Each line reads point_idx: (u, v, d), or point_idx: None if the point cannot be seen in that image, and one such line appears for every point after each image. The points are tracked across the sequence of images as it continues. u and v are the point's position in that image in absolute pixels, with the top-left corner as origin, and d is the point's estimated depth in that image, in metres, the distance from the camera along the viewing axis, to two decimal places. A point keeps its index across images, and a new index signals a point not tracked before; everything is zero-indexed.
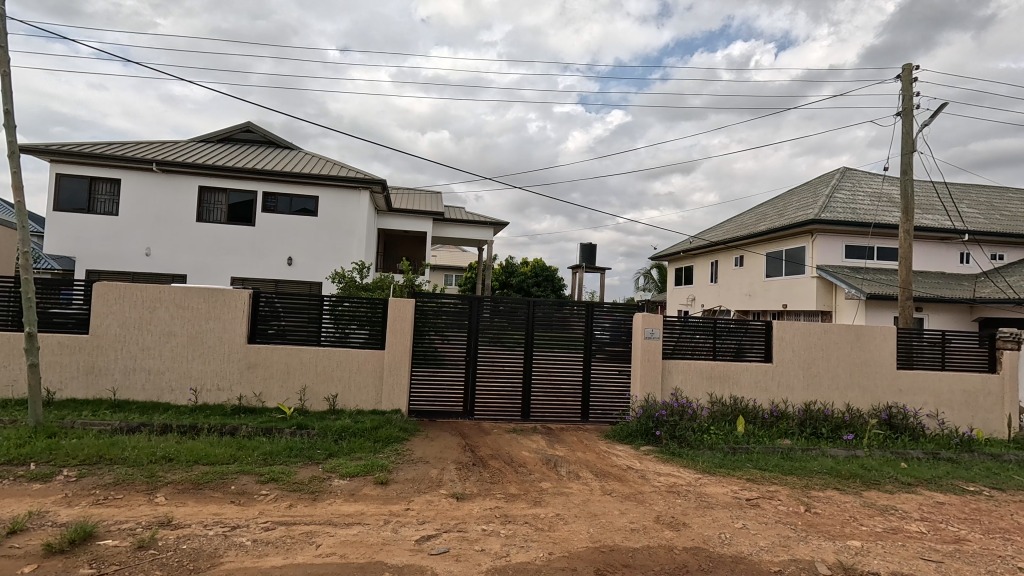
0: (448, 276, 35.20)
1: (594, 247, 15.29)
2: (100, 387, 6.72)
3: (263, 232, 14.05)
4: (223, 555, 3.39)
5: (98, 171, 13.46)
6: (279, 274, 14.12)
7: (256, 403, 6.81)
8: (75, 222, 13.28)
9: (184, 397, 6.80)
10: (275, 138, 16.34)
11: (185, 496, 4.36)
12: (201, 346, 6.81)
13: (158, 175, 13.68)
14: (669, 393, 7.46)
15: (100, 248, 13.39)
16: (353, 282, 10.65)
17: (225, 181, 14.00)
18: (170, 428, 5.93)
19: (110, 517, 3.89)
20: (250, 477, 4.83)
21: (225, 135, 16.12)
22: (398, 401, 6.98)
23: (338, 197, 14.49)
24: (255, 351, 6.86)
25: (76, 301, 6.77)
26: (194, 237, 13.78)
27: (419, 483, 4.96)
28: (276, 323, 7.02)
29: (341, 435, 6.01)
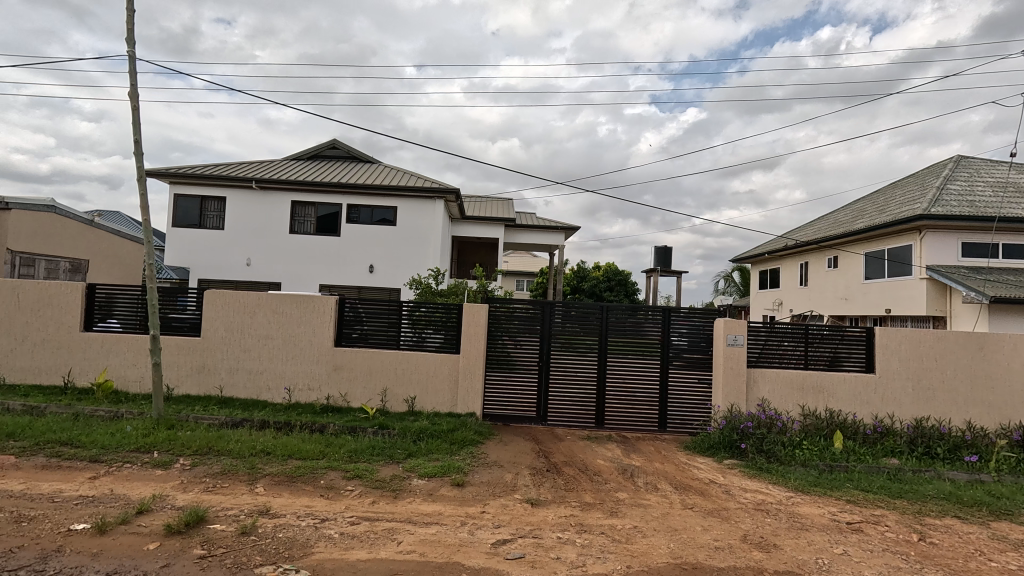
0: (520, 282, 35.68)
1: (669, 250, 14.80)
2: (210, 384, 7.43)
3: (347, 242, 14.95)
4: (314, 546, 3.61)
5: (206, 192, 15.00)
6: (361, 281, 14.94)
7: (341, 403, 7.23)
8: (189, 236, 14.88)
9: (280, 396, 7.35)
10: (358, 153, 17.38)
11: (281, 487, 4.72)
12: (294, 348, 7.34)
13: (257, 192, 14.98)
14: (754, 403, 7.02)
15: (209, 260, 14.88)
16: (429, 288, 11.01)
17: (313, 196, 15.06)
18: (268, 424, 6.44)
19: (218, 503, 4.29)
20: (337, 473, 5.12)
21: (314, 152, 17.38)
22: (473, 404, 7.11)
23: (414, 206, 15.09)
24: (340, 354, 7.29)
25: (189, 307, 7.56)
26: (287, 248, 14.94)
27: (494, 487, 5.01)
28: (359, 327, 7.43)
29: (419, 436, 6.22)
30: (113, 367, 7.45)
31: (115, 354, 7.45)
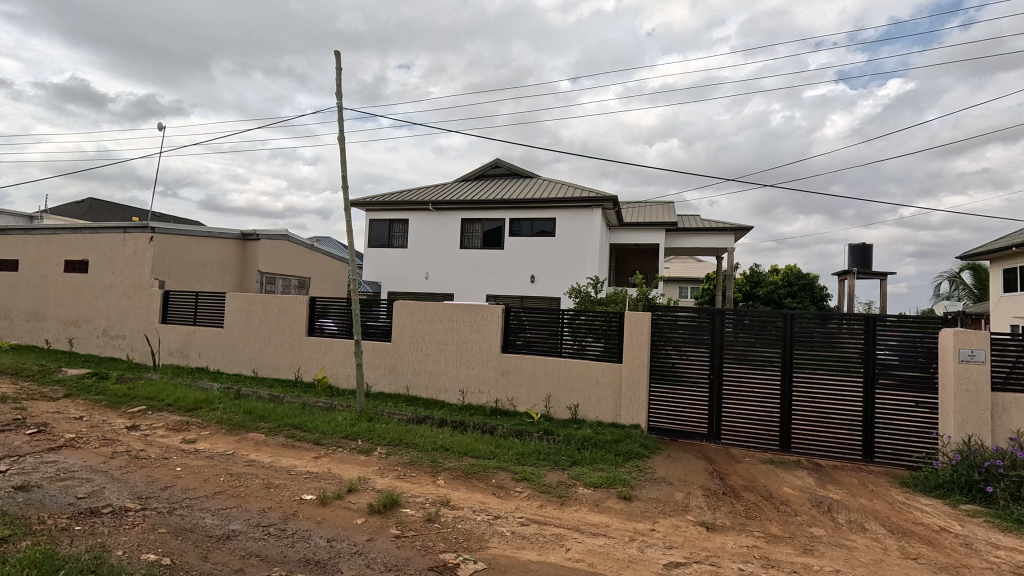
0: (683, 289, 33.72)
1: (870, 248, 12.59)
2: (399, 384, 8.45)
3: (510, 254, 15.80)
4: (489, 540, 3.84)
5: (393, 216, 17.25)
6: (524, 291, 15.63)
7: (509, 406, 7.62)
8: (381, 255, 17.24)
9: (455, 397, 8.03)
10: (519, 169, 18.30)
11: (459, 481, 5.14)
12: (466, 353, 7.97)
13: (433, 213, 16.73)
14: (1004, 437, 5.60)
15: (396, 274, 17.02)
16: (588, 296, 11.02)
17: (480, 213, 16.27)
18: (446, 422, 7.08)
19: (409, 490, 4.84)
20: (506, 473, 5.40)
21: (480, 173, 18.79)
22: (637, 415, 6.90)
23: (572, 216, 15.30)
24: (507, 360, 7.70)
25: (382, 316, 8.74)
26: (458, 262, 16.35)
27: (664, 504, 4.77)
28: (523, 335, 7.76)
29: (583, 445, 6.24)
30: (328, 366, 8.95)
31: (329, 355, 8.94)
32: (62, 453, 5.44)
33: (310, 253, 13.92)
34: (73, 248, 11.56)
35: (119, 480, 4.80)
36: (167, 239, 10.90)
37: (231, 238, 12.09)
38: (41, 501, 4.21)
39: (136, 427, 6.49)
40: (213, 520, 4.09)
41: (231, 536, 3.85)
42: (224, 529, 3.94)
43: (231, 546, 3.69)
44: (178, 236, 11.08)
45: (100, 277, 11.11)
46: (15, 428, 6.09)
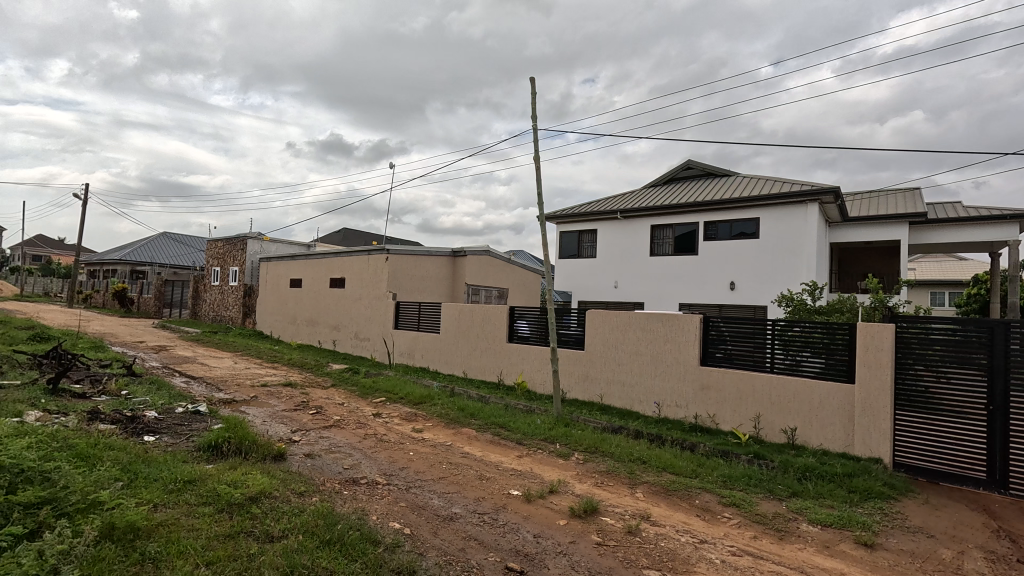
0: (937, 295, 27.10)
1: None
2: (592, 392, 8.54)
3: (706, 260, 14.79)
4: (695, 564, 3.63)
5: (583, 227, 17.67)
6: (723, 299, 14.43)
7: (711, 424, 7.10)
8: (571, 265, 17.79)
9: (651, 409, 7.80)
10: (714, 168, 17.04)
11: (659, 497, 4.97)
12: (661, 365, 7.70)
13: (622, 221, 16.64)
14: None
15: (586, 284, 17.35)
16: (804, 305, 9.63)
17: (671, 218, 15.60)
18: (642, 434, 6.92)
19: (608, 499, 4.88)
20: (712, 496, 5.03)
21: (670, 176, 18.04)
22: (877, 447, 5.76)
23: (781, 215, 13.60)
24: (707, 373, 7.20)
25: (573, 325, 9.05)
26: (648, 270, 15.92)
27: (923, 561, 3.88)
28: (724, 347, 7.19)
29: (805, 475, 5.45)
30: (527, 371, 9.55)
31: (528, 361, 9.54)
32: (332, 431, 6.89)
33: (508, 266, 15.11)
34: (335, 268, 14.62)
35: (370, 457, 5.88)
36: (399, 259, 13.00)
37: (445, 255, 13.84)
38: (321, 466, 5.39)
39: (379, 415, 7.86)
40: (439, 501, 4.71)
41: (454, 517, 4.38)
42: (448, 511, 4.50)
43: (455, 526, 4.19)
44: (406, 256, 13.13)
45: (352, 291, 13.80)
46: (302, 408, 7.94)
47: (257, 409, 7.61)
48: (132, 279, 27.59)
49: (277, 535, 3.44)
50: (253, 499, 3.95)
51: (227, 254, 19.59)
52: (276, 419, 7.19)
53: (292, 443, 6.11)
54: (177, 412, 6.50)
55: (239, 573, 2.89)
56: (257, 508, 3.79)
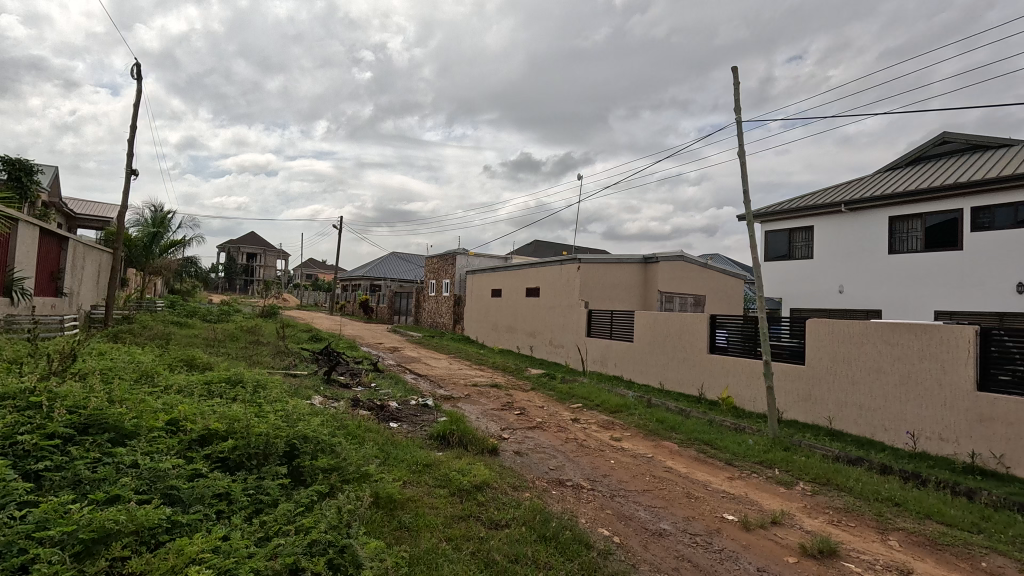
0: None
1: None
2: (817, 414, 7.38)
3: (974, 256, 11.63)
4: None
5: (794, 224, 15.55)
6: (1005, 305, 11.13)
7: (997, 467, 5.51)
8: (781, 268, 15.80)
9: (901, 441, 6.40)
10: (986, 138, 13.30)
11: (923, 551, 4.04)
12: (915, 386, 6.27)
13: (846, 215, 14.14)
14: None
15: (801, 289, 15.20)
16: None
17: (919, 207, 12.68)
18: (891, 470, 5.72)
19: (849, 542, 4.17)
20: (1007, 560, 3.89)
21: (916, 155, 14.67)
22: None
23: None
24: (988, 401, 5.62)
25: (785, 336, 8.04)
26: (887, 270, 13.20)
27: None
28: (1013, 368, 5.55)
29: None
30: (732, 386, 8.73)
31: (734, 374, 8.71)
32: (536, 432, 7.29)
33: (705, 271, 14.12)
34: (531, 278, 15.54)
35: (573, 461, 6.04)
36: (590, 267, 13.20)
37: (636, 262, 13.57)
38: (529, 465, 5.73)
39: (578, 420, 8.05)
40: (647, 514, 4.59)
41: (664, 533, 4.22)
42: (656, 526, 4.36)
43: (666, 543, 4.04)
44: (598, 264, 13.25)
45: (547, 300, 14.48)
46: (508, 408, 8.60)
47: (471, 406, 8.50)
48: (371, 292, 33.53)
49: (500, 522, 3.78)
50: (477, 487, 4.39)
51: (440, 268, 22.43)
52: (487, 417, 7.93)
53: (503, 440, 6.65)
54: (412, 404, 7.64)
55: (474, 552, 3.24)
56: (481, 496, 4.20)
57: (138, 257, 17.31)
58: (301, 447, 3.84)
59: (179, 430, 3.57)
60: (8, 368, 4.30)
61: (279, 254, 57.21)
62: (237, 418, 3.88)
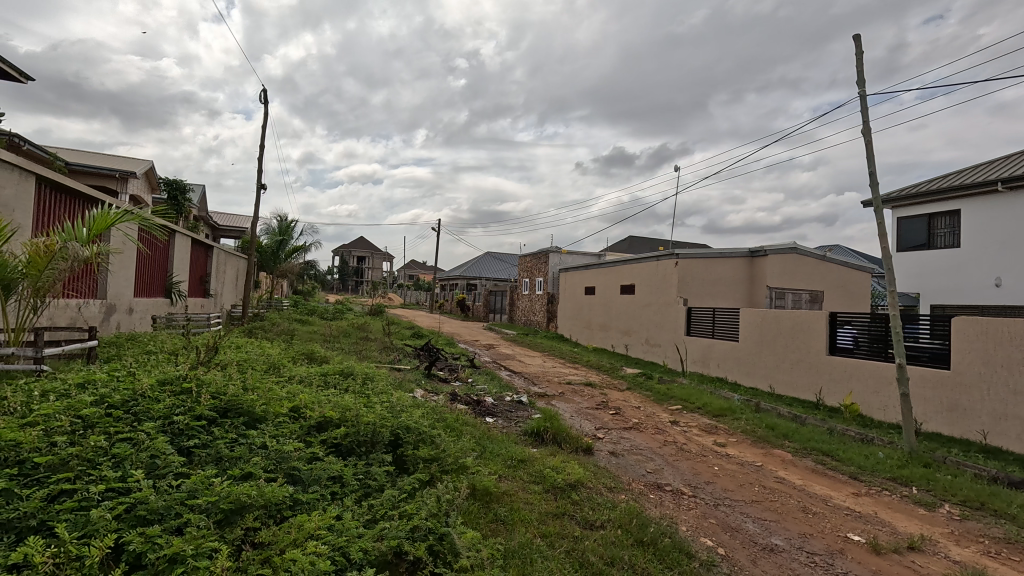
0: None
1: None
2: (967, 427, 6.37)
3: None
4: None
5: (935, 208, 13.55)
6: None
7: None
8: (917, 259, 13.90)
9: None
10: None
11: None
12: None
13: (1004, 195, 11.96)
14: None
15: (944, 283, 13.24)
16: None
17: None
18: None
19: None
20: None
21: None
22: None
23: None
24: None
25: (924, 337, 7.03)
26: None
27: None
28: None
29: None
30: (857, 392, 7.81)
31: (859, 380, 7.79)
32: (632, 433, 7.08)
33: (823, 264, 12.81)
34: (625, 275, 15.13)
35: (672, 465, 5.78)
36: (689, 263, 12.56)
37: (741, 256, 12.66)
38: (625, 466, 5.59)
39: (677, 423, 7.68)
40: (756, 527, 4.26)
41: (775, 550, 3.88)
42: (767, 540, 4.02)
43: (777, 560, 3.72)
44: (698, 259, 12.57)
45: (642, 297, 14.01)
46: (603, 407, 8.44)
47: (565, 404, 8.48)
48: (468, 291, 34.73)
49: (595, 523, 3.72)
50: (572, 486, 4.36)
51: (534, 267, 22.62)
52: (581, 415, 7.86)
53: (598, 440, 6.54)
54: (506, 400, 7.80)
55: (568, 551, 3.22)
56: (576, 495, 4.17)
57: (267, 262, 19.48)
58: (404, 437, 4.07)
59: (300, 416, 3.95)
60: (168, 358, 5.03)
61: (385, 257, 61.28)
62: (348, 407, 4.22)
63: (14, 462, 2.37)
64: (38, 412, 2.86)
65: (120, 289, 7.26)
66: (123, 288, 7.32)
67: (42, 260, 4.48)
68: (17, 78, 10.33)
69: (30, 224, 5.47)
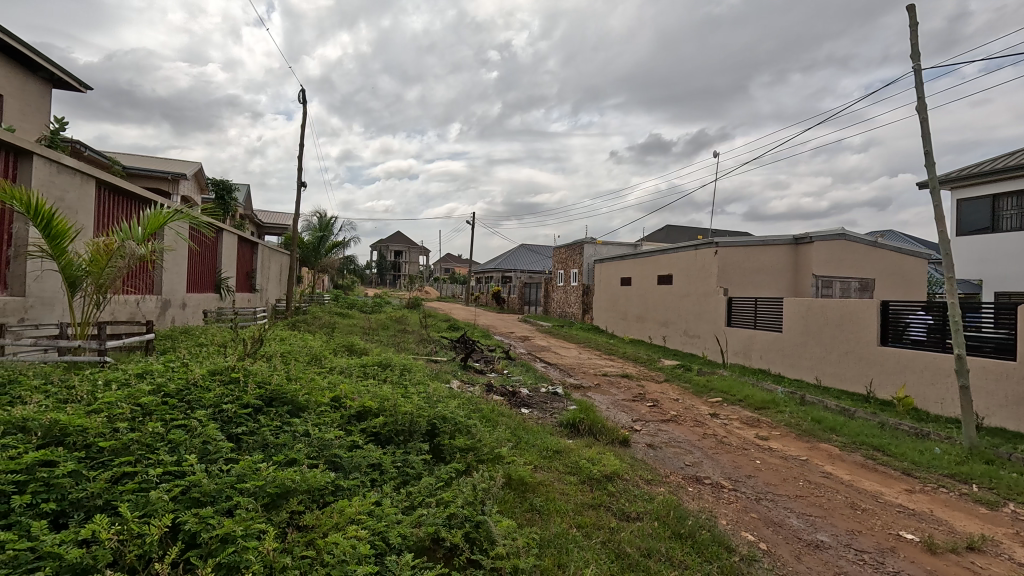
0: None
1: None
2: None
3: None
4: None
5: (999, 188, 12.62)
6: None
7: None
8: (980, 243, 13.02)
9: None
10: None
11: None
12: None
13: None
14: None
15: (1010, 268, 12.36)
16: None
17: None
18: None
19: None
20: None
21: None
22: None
23: None
24: None
25: (986, 326, 6.59)
26: None
27: None
28: None
29: None
30: (911, 384, 7.43)
31: (914, 371, 7.41)
32: (670, 425, 6.97)
33: (874, 250, 12.18)
34: (663, 265, 14.83)
35: (711, 458, 5.67)
36: (729, 251, 12.20)
37: (785, 244, 12.19)
38: (663, 459, 5.51)
39: (717, 415, 7.51)
40: (801, 523, 4.13)
41: (821, 546, 3.76)
42: (812, 537, 3.89)
43: (823, 556, 3.60)
44: (738, 247, 12.20)
45: (680, 288, 13.71)
46: (640, 399, 8.35)
47: (601, 395, 8.44)
48: (502, 283, 34.89)
49: (632, 515, 3.69)
50: (608, 477, 4.34)
51: (568, 258, 22.50)
52: (618, 407, 7.80)
53: (634, 432, 6.47)
54: (542, 391, 7.82)
55: (604, 542, 3.21)
56: (612, 486, 4.15)
57: (309, 257, 20.12)
58: (441, 427, 4.15)
59: (341, 406, 4.07)
60: (218, 350, 5.29)
61: (421, 250, 62.16)
62: (386, 397, 4.33)
63: (82, 445, 2.55)
64: (102, 400, 3.07)
65: (174, 285, 7.65)
66: (177, 284, 7.72)
67: (104, 258, 4.78)
68: (77, 88, 11.02)
69: (92, 225, 5.83)
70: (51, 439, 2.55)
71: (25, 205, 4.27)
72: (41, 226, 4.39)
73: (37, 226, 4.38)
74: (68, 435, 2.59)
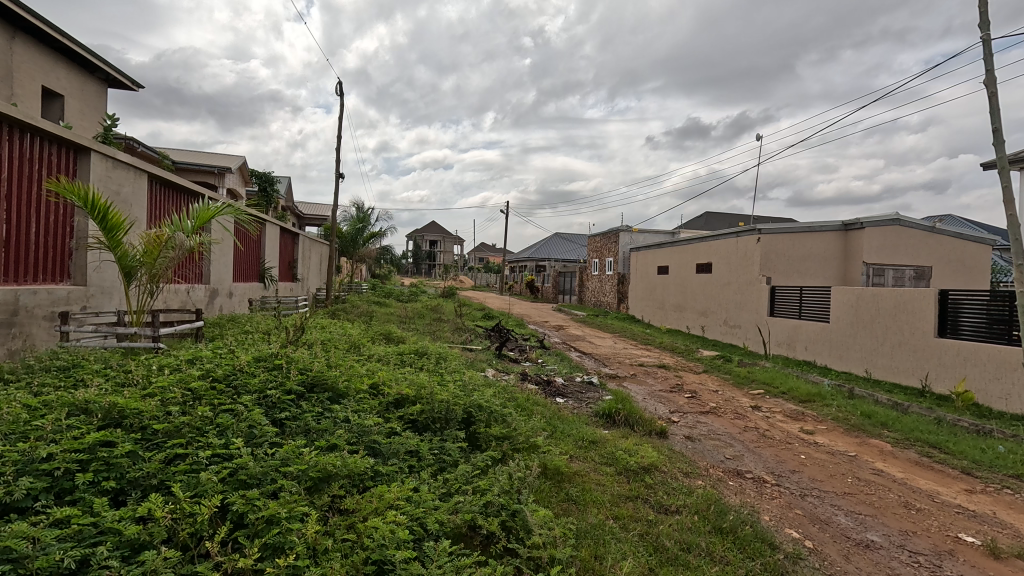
0: None
1: None
2: None
3: None
4: None
5: None
6: None
7: None
8: None
9: None
10: None
11: None
12: None
13: None
14: None
15: None
16: None
17: None
18: None
19: None
20: None
21: None
22: None
23: None
24: None
25: None
26: None
27: None
28: None
29: None
30: (972, 378, 7.00)
31: (976, 365, 6.97)
32: (709, 417, 6.80)
33: (932, 237, 11.47)
34: (702, 253, 14.41)
35: (753, 452, 5.50)
36: (773, 239, 11.73)
37: (834, 230, 11.61)
38: (702, 451, 5.38)
39: (759, 408, 7.28)
40: (849, 521, 3.96)
41: (872, 546, 3.59)
42: (861, 536, 3.73)
43: (874, 557, 3.44)
44: (783, 235, 11.71)
45: (720, 277, 13.32)
46: (678, 390, 8.17)
47: (637, 386, 8.32)
48: (536, 271, 34.90)
49: (670, 508, 3.62)
50: (646, 469, 4.27)
51: (603, 247, 22.21)
52: (654, 398, 7.66)
53: (672, 423, 6.35)
54: (577, 381, 7.77)
55: (643, 534, 3.17)
56: (649, 479, 4.07)
57: (348, 248, 20.60)
58: (476, 416, 4.16)
59: (379, 393, 4.15)
60: (263, 337, 5.47)
61: (455, 240, 62.73)
62: (423, 386, 4.37)
63: (138, 427, 2.68)
64: (155, 384, 3.22)
65: (221, 274, 7.97)
66: (223, 274, 8.03)
67: (155, 249, 5.00)
68: (129, 86, 11.52)
69: (144, 218, 6.10)
70: (110, 421, 2.69)
71: (83, 199, 4.51)
72: (98, 219, 4.61)
73: (94, 219, 4.61)
74: (125, 417, 2.73)
